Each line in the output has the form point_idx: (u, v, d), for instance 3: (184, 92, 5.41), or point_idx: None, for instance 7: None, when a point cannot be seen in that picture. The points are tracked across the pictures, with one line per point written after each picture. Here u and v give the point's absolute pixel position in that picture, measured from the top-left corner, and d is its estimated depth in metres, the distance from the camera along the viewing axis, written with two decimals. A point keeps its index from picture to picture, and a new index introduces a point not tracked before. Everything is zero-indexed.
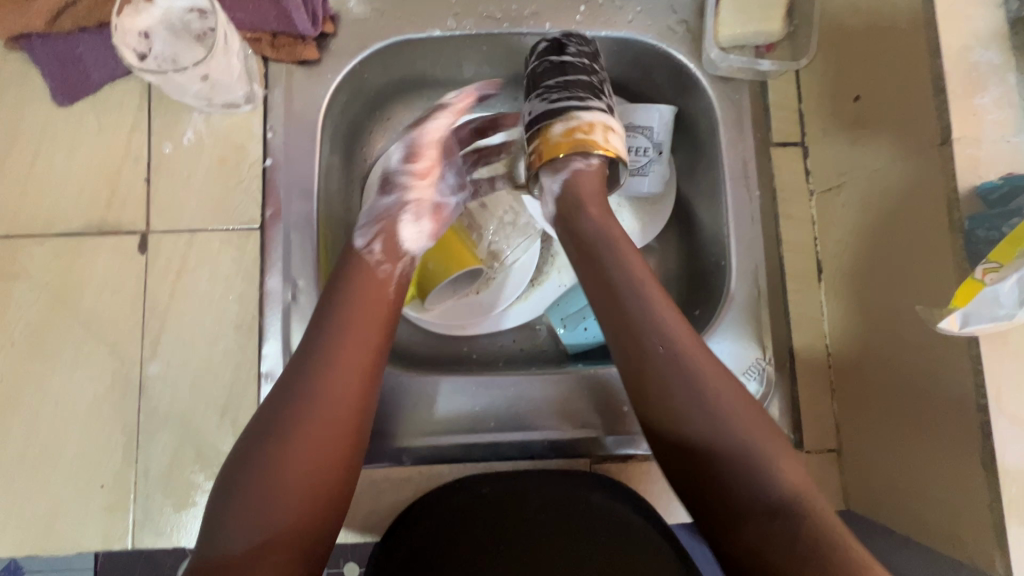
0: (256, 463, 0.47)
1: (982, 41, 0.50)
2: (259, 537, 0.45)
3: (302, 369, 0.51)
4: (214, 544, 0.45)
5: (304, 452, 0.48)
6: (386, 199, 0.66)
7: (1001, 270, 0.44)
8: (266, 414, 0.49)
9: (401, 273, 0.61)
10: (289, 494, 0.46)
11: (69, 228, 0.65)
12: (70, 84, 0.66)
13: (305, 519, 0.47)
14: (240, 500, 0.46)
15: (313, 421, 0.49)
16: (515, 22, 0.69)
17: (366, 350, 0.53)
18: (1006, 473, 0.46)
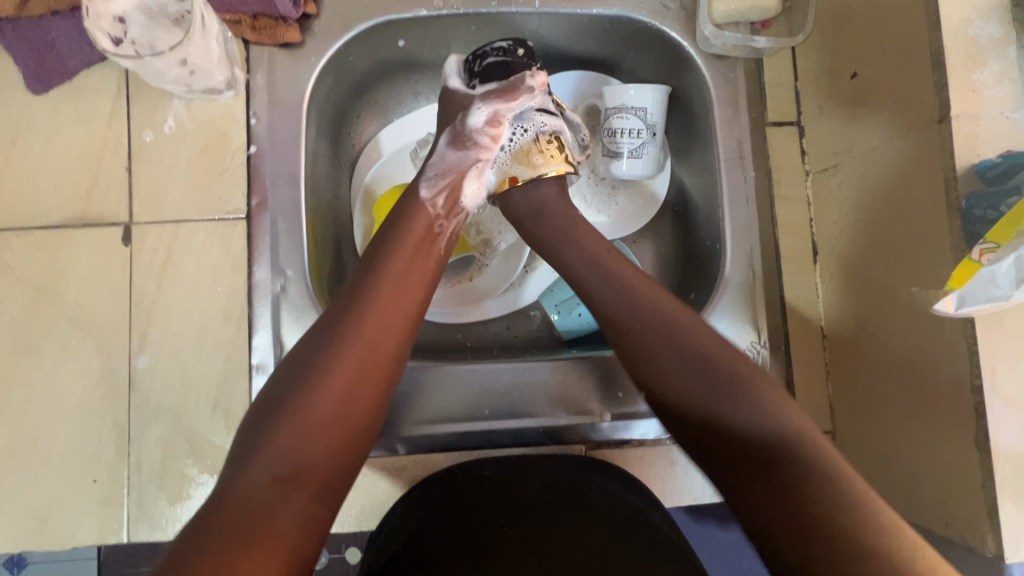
0: (292, 397, 0.48)
1: (983, 13, 0.49)
2: (285, 469, 0.46)
3: (343, 313, 0.53)
4: (235, 478, 0.45)
5: (335, 392, 0.49)
6: (460, 151, 0.65)
7: (999, 250, 0.43)
8: (302, 354, 0.51)
9: (455, 227, 0.63)
10: (321, 431, 0.48)
11: (50, 220, 0.63)
12: (43, 70, 0.64)
13: (329, 458, 0.48)
14: (274, 433, 0.47)
15: (348, 364, 0.50)
16: (504, 1, 0.67)
17: (406, 301, 0.55)
18: (999, 452, 0.46)
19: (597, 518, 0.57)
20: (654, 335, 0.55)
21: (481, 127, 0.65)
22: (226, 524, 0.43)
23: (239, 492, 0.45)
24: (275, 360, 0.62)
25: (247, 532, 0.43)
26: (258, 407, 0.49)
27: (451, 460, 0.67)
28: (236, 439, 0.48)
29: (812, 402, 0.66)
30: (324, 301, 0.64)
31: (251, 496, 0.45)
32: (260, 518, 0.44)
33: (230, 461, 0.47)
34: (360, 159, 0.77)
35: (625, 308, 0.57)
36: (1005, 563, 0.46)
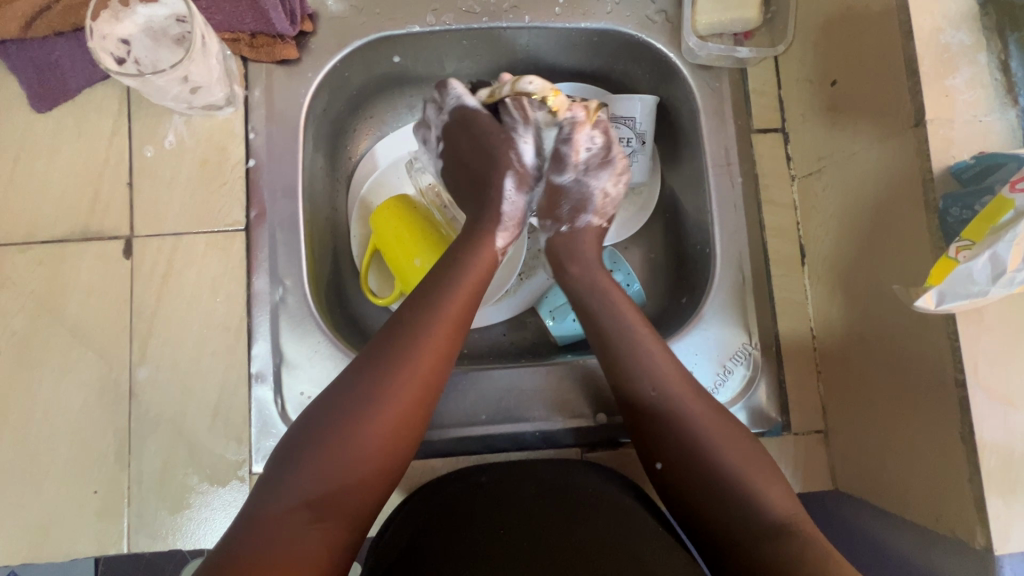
0: (336, 421, 0.50)
1: (952, 22, 0.51)
2: (319, 497, 0.47)
3: (396, 340, 0.54)
4: (270, 496, 0.47)
5: (384, 425, 0.50)
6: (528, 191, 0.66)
7: (974, 248, 0.44)
8: (348, 380, 0.52)
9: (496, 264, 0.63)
10: (363, 464, 0.49)
11: (52, 235, 0.65)
12: (46, 89, 0.65)
13: (363, 489, 0.49)
14: (315, 458, 0.48)
15: (400, 403, 0.51)
16: (494, 17, 0.69)
17: (458, 338, 0.56)
18: (984, 446, 0.47)
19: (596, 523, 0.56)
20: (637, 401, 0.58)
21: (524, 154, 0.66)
22: (256, 544, 0.44)
23: (273, 510, 0.46)
24: (274, 368, 0.63)
25: (277, 554, 0.44)
26: (299, 428, 0.50)
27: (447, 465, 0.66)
28: (272, 459, 0.49)
29: (805, 403, 0.66)
30: (322, 312, 0.65)
31: (281, 521, 0.46)
32: (290, 543, 0.45)
33: (263, 480, 0.49)
34: (356, 171, 0.79)
35: (626, 345, 0.59)
36: (995, 556, 0.46)
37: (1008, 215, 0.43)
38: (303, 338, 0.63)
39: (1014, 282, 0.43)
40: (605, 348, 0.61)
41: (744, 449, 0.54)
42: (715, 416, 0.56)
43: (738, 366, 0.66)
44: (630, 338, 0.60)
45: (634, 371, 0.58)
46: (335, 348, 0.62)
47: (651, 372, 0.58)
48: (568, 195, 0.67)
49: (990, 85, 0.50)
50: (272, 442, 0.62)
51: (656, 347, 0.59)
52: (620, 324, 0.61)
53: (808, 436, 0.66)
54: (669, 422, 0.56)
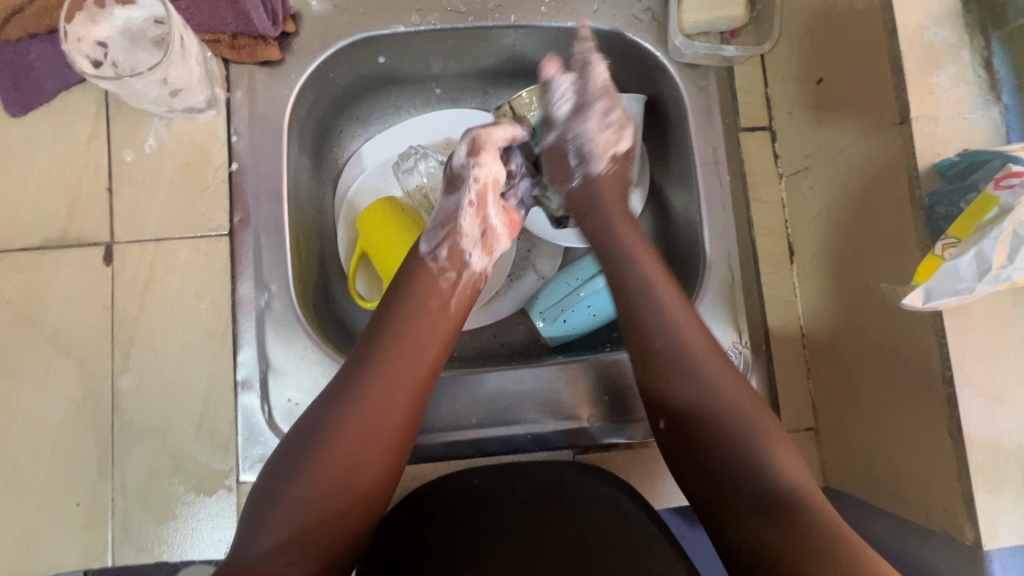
0: (299, 467, 0.49)
1: (936, 20, 0.51)
2: (287, 545, 0.47)
3: (355, 375, 0.52)
4: (243, 550, 0.47)
5: (338, 464, 0.49)
6: (453, 196, 0.64)
7: (960, 245, 0.44)
8: (303, 424, 0.51)
9: (466, 279, 0.62)
10: (323, 509, 0.48)
11: (29, 242, 0.63)
12: (21, 93, 0.64)
13: (332, 532, 0.48)
14: (276, 507, 0.47)
15: (356, 439, 0.50)
16: (480, 15, 0.69)
17: (419, 364, 0.54)
18: (972, 441, 0.47)
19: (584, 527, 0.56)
20: (664, 355, 0.55)
21: (465, 161, 0.64)
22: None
23: (247, 558, 0.46)
24: (260, 375, 0.62)
25: None
26: (265, 472, 0.50)
27: (440, 471, 0.66)
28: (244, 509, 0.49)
29: (795, 400, 0.67)
30: (308, 316, 0.64)
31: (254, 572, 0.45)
32: None
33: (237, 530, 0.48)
34: (343, 173, 0.78)
35: (643, 294, 0.58)
36: (984, 550, 0.47)
37: (994, 210, 0.43)
38: (289, 344, 0.62)
39: (1000, 279, 0.44)
40: (619, 286, 0.59)
41: (773, 427, 0.52)
42: (738, 387, 0.54)
43: None
44: (640, 285, 0.58)
45: (650, 319, 0.57)
46: (322, 353, 0.61)
47: (673, 331, 0.56)
48: (570, 142, 0.67)
49: (973, 82, 0.51)
50: (259, 450, 0.61)
51: (669, 296, 0.58)
52: (638, 273, 0.59)
53: (798, 434, 0.66)
54: (685, 382, 0.54)
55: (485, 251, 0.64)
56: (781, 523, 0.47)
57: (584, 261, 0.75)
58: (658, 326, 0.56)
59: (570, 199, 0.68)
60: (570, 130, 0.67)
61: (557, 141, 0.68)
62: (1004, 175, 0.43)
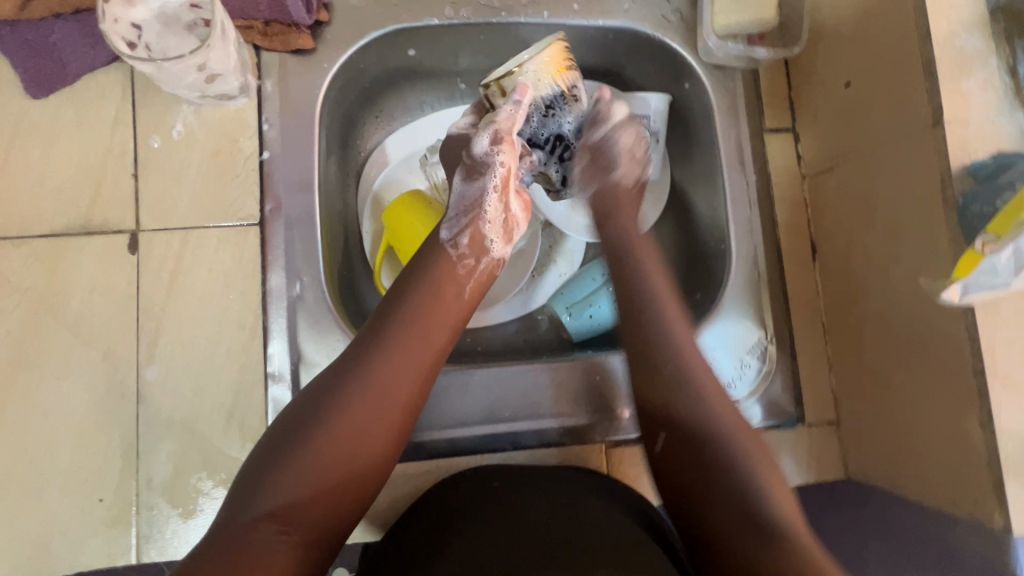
0: (306, 430, 0.49)
1: (965, 27, 0.54)
2: (282, 508, 0.46)
3: (368, 348, 0.53)
4: (239, 510, 0.46)
5: (342, 433, 0.49)
6: (474, 183, 0.64)
7: (999, 241, 0.45)
8: (312, 392, 0.51)
9: (484, 266, 0.63)
10: (325, 475, 0.48)
11: (50, 228, 0.61)
12: (43, 75, 0.61)
13: (328, 502, 0.48)
14: (279, 472, 0.47)
15: (363, 407, 0.50)
16: (512, 11, 0.70)
17: (430, 347, 0.55)
18: (1003, 431, 0.49)
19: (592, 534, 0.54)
20: (677, 412, 0.57)
21: (488, 150, 0.63)
22: (221, 557, 0.44)
23: (243, 521, 0.45)
24: (292, 368, 0.61)
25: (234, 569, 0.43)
26: (270, 435, 0.50)
27: (472, 464, 0.67)
28: (242, 474, 0.49)
29: (817, 395, 0.69)
30: (339, 307, 0.64)
31: (246, 534, 0.45)
32: (247, 557, 0.44)
33: (234, 492, 0.48)
34: (367, 166, 0.78)
35: (645, 288, 0.63)
36: (1014, 536, 0.49)
37: None
38: (322, 335, 0.61)
39: None
40: (637, 307, 0.62)
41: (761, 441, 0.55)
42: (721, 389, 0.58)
43: (756, 360, 0.67)
44: (647, 290, 0.63)
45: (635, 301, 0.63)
46: None
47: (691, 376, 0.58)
48: (603, 151, 0.68)
49: (1000, 88, 0.53)
50: None
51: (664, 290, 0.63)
52: (648, 280, 0.64)
53: (820, 427, 0.68)
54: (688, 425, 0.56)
55: (507, 240, 0.65)
56: (761, 534, 0.49)
57: (609, 258, 0.76)
58: (650, 322, 0.61)
59: (591, 207, 0.70)
60: (606, 140, 0.68)
61: (593, 146, 0.68)
62: None
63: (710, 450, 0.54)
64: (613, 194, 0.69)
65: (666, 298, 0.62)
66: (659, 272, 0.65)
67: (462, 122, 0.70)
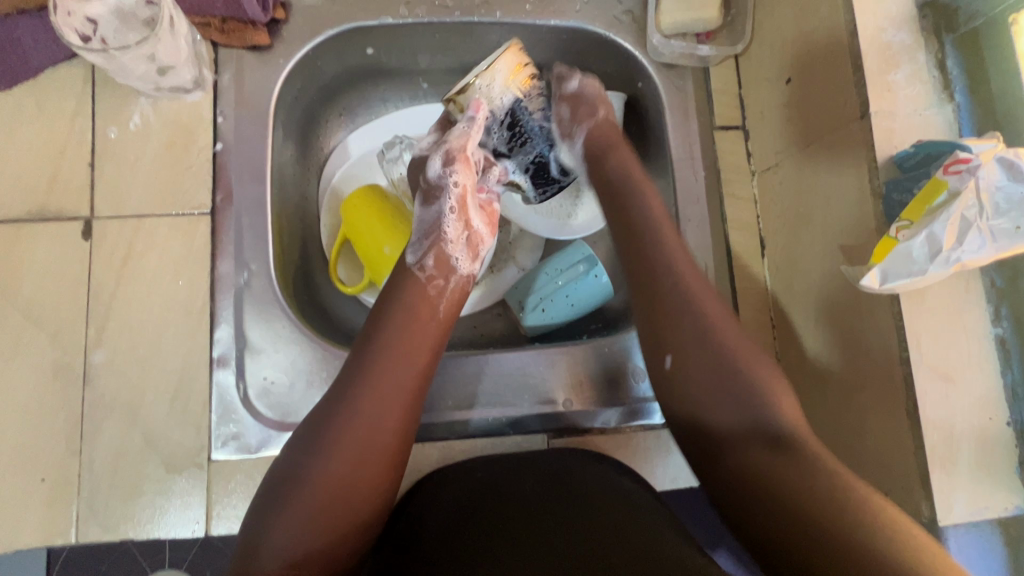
0: (303, 469, 0.48)
1: (893, 23, 0.54)
2: (295, 552, 0.45)
3: (353, 377, 0.52)
4: (253, 559, 0.44)
5: (343, 467, 0.48)
6: (433, 207, 0.64)
7: (912, 227, 0.47)
8: (306, 432, 0.50)
9: (454, 285, 0.62)
10: (331, 509, 0.47)
11: (7, 214, 0.63)
12: (6, 68, 0.64)
13: (339, 539, 0.47)
14: (286, 510, 0.46)
15: (357, 438, 0.49)
16: (467, 11, 0.71)
17: (416, 366, 0.54)
18: (928, 421, 0.49)
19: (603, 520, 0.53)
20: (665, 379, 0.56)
21: (442, 172, 0.64)
22: None
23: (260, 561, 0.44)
24: (237, 353, 0.62)
25: None
26: (270, 479, 0.49)
27: (413, 453, 0.66)
28: (248, 519, 0.47)
29: None
30: (286, 295, 0.65)
31: None
32: None
33: (244, 542, 0.46)
34: (327, 161, 0.79)
35: (657, 250, 0.60)
36: (940, 526, 0.48)
37: (943, 195, 0.46)
38: (266, 321, 0.62)
39: (951, 260, 0.46)
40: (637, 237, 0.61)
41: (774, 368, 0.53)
42: (729, 321, 0.56)
43: None
44: (653, 223, 0.61)
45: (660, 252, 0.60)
46: (302, 334, 0.62)
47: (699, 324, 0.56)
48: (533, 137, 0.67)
49: (929, 81, 0.54)
50: (232, 427, 0.61)
51: (674, 242, 0.61)
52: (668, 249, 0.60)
53: None
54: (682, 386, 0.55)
55: (473, 257, 0.65)
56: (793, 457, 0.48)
57: (565, 253, 0.75)
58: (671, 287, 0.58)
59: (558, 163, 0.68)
60: (583, 89, 0.71)
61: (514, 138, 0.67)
62: (953, 161, 0.46)
63: (720, 381, 0.53)
64: (602, 133, 0.69)
65: (670, 235, 0.61)
66: (666, 220, 0.62)
67: (416, 154, 0.70)
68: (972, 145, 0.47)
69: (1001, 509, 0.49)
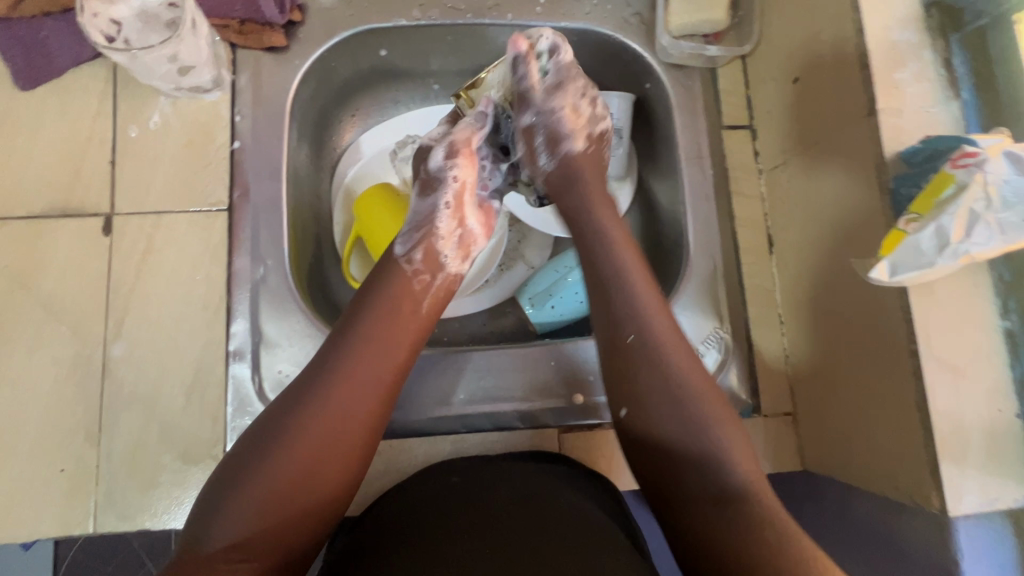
0: (258, 460, 0.48)
1: (899, 22, 0.55)
2: (239, 538, 0.46)
3: (320, 372, 0.52)
4: (200, 537, 0.46)
5: (289, 469, 0.48)
6: (429, 198, 0.64)
7: (921, 220, 0.47)
8: (267, 420, 0.50)
9: (441, 282, 0.61)
10: (273, 508, 0.47)
11: (30, 210, 0.64)
12: (32, 69, 0.66)
13: (285, 531, 0.48)
14: (230, 504, 0.47)
15: (314, 435, 0.49)
16: (478, 13, 0.73)
17: (384, 368, 0.54)
18: (937, 413, 0.49)
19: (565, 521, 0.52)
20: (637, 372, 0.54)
21: (442, 163, 0.64)
22: None
23: (201, 550, 0.45)
24: (252, 346, 0.63)
25: None
26: (228, 461, 0.50)
27: (426, 447, 0.66)
28: (201, 496, 0.49)
29: (773, 386, 0.69)
30: (301, 290, 0.66)
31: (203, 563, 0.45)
32: None
33: (194, 516, 0.48)
34: (341, 160, 0.81)
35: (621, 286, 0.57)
36: (950, 517, 0.49)
37: (951, 188, 0.46)
38: (282, 315, 0.63)
39: (959, 253, 0.47)
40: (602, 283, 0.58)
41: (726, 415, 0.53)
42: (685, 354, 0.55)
43: (711, 349, 0.68)
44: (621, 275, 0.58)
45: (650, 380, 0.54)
46: (317, 328, 0.63)
47: (668, 359, 0.54)
48: (540, 126, 0.65)
49: (936, 79, 0.55)
50: (248, 420, 0.62)
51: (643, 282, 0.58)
52: (617, 265, 0.58)
53: (776, 418, 0.68)
54: (639, 389, 0.54)
55: (461, 257, 0.64)
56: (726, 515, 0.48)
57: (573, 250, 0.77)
58: (622, 307, 0.57)
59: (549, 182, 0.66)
60: (551, 112, 0.64)
61: (527, 126, 0.65)
62: (960, 155, 0.47)
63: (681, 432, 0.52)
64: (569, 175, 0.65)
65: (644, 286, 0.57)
66: (627, 245, 0.61)
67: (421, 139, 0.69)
68: (979, 140, 0.48)
69: (1013, 500, 0.49)
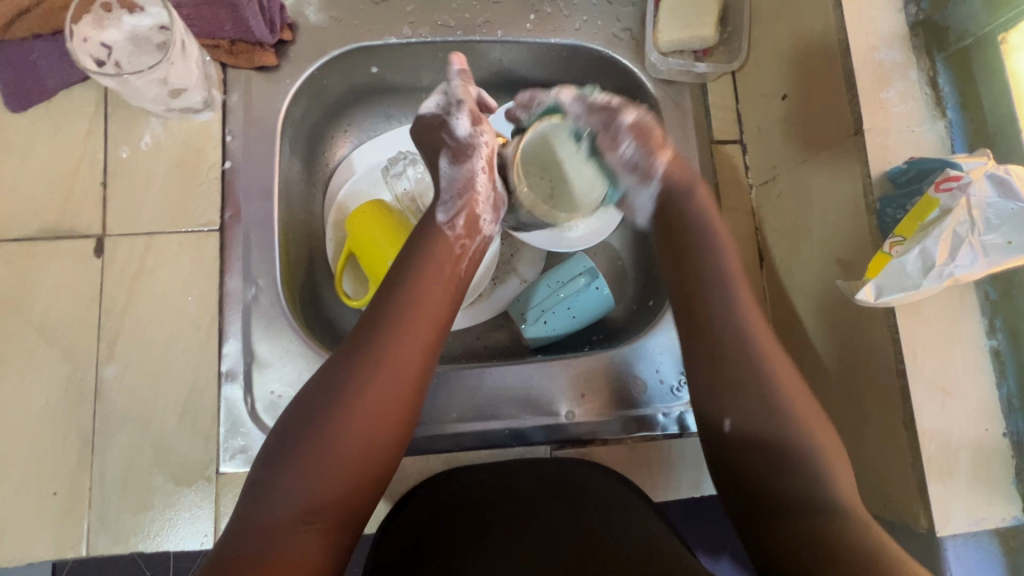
0: (319, 421, 0.46)
1: (885, 42, 0.56)
2: (306, 505, 0.44)
3: (375, 331, 0.50)
4: (260, 505, 0.44)
5: (357, 438, 0.46)
6: (464, 168, 0.60)
7: (905, 243, 0.48)
8: (321, 381, 0.49)
9: (478, 246, 0.60)
10: (334, 472, 0.45)
11: (22, 232, 0.65)
12: (23, 90, 0.66)
13: (350, 495, 0.46)
14: (291, 466, 0.45)
15: (373, 396, 0.48)
16: (469, 30, 0.73)
17: (433, 326, 0.52)
18: (924, 433, 0.49)
19: (593, 523, 0.52)
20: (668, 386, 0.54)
21: (471, 131, 0.61)
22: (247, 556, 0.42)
23: (262, 523, 0.44)
24: (245, 367, 0.63)
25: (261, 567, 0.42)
26: (284, 422, 0.48)
27: (419, 464, 0.66)
28: (258, 461, 0.47)
29: None
30: (294, 310, 0.66)
31: (273, 532, 0.43)
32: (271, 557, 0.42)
33: (251, 484, 0.46)
34: (333, 177, 0.80)
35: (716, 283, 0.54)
36: (938, 536, 0.49)
37: (935, 211, 0.47)
38: (275, 334, 0.63)
39: (944, 275, 0.47)
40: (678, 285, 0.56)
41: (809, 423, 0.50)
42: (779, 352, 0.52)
43: None
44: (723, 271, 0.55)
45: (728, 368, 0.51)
46: (309, 349, 0.63)
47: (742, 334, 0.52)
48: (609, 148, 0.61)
49: (921, 98, 0.55)
50: (240, 441, 0.62)
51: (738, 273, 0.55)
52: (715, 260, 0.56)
53: None
54: (744, 375, 0.51)
55: (496, 218, 0.63)
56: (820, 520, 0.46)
57: (565, 265, 0.76)
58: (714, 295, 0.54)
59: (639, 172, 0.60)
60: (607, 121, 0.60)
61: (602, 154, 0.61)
62: (943, 179, 0.47)
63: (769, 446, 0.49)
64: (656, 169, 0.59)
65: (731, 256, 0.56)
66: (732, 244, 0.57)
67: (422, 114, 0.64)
68: (963, 163, 0.48)
69: (999, 519, 0.49)
